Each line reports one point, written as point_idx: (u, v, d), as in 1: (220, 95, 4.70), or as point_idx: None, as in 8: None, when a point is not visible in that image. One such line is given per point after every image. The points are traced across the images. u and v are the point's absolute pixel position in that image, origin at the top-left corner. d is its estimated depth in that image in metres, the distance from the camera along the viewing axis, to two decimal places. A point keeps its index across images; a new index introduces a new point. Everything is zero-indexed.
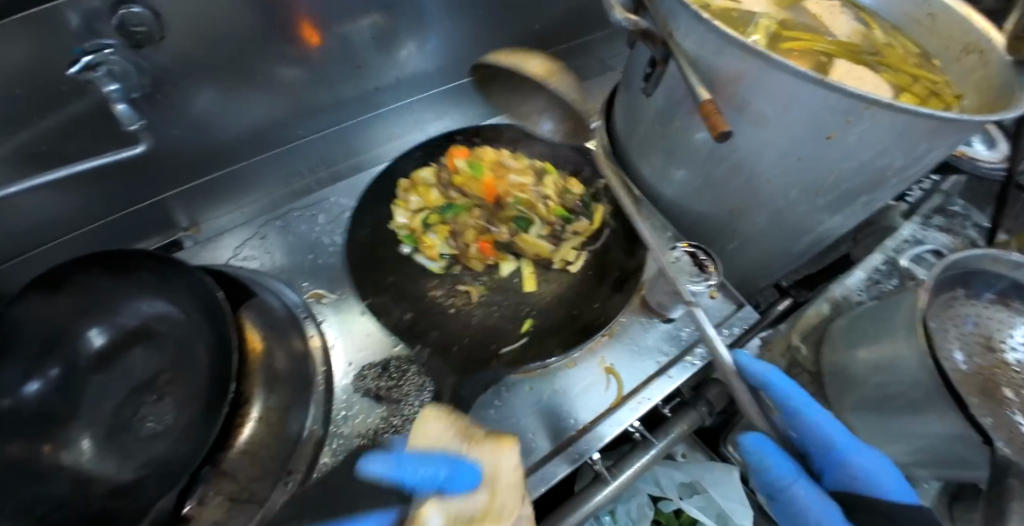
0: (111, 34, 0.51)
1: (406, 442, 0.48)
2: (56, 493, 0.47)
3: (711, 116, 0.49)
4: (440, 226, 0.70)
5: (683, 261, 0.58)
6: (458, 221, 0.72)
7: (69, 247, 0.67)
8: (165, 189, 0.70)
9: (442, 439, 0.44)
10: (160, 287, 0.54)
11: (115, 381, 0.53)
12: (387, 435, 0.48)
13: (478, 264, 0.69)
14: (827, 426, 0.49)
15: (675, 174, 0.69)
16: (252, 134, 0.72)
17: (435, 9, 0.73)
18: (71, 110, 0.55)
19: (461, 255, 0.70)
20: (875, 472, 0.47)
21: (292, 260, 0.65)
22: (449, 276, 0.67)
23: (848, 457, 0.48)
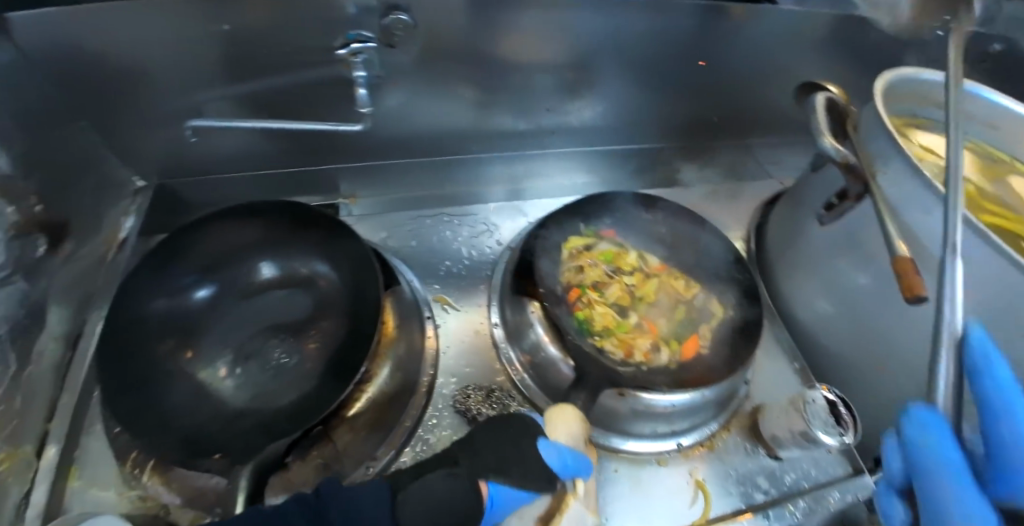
0: (372, 28, 0.59)
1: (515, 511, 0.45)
2: (172, 393, 0.49)
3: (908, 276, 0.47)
4: (587, 297, 0.60)
5: (821, 405, 0.53)
6: (607, 297, 0.61)
7: (249, 182, 0.75)
8: (344, 161, 0.78)
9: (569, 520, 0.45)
10: (324, 247, 0.59)
11: (251, 312, 0.57)
12: (504, 496, 0.43)
13: (617, 350, 0.56)
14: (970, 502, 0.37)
15: (821, 307, 0.66)
16: (430, 137, 0.78)
17: (626, 77, 0.78)
18: (313, 74, 0.64)
19: (600, 330, 0.57)
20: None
21: (429, 258, 0.70)
22: (580, 325, 0.57)
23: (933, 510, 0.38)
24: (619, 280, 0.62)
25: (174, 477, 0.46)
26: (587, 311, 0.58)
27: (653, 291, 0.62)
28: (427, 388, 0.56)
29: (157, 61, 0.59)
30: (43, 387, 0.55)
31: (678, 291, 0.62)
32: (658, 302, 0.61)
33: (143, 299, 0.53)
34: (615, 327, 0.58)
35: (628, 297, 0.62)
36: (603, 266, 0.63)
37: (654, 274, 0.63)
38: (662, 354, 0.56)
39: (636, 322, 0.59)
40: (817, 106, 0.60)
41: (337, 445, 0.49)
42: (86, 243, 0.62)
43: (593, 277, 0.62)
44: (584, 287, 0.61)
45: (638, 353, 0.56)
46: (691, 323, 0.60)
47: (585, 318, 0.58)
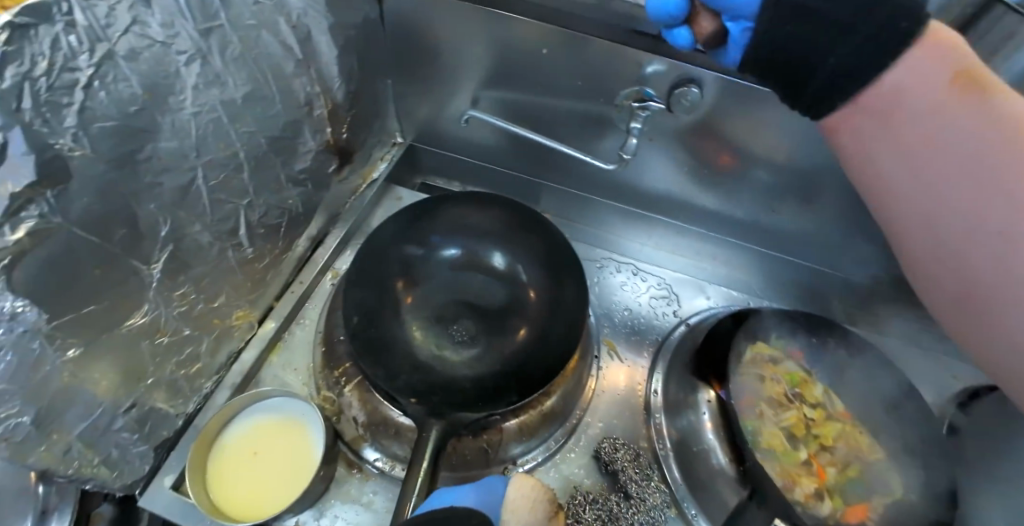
0: (660, 90, 0.64)
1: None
2: (385, 326, 0.57)
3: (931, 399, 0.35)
4: (761, 408, 0.58)
5: None
6: (781, 418, 0.58)
7: (475, 169, 0.86)
8: (558, 183, 0.85)
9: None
10: (540, 256, 0.63)
11: (461, 286, 0.63)
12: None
13: (777, 475, 0.53)
14: None
15: None
16: (648, 194, 0.81)
17: None
18: (585, 107, 0.70)
19: (765, 449, 0.55)
20: None
21: (604, 300, 0.73)
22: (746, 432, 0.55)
23: None
24: (798, 407, 0.60)
25: (370, 399, 0.53)
26: (757, 424, 0.56)
27: (830, 435, 0.58)
28: (576, 421, 0.58)
29: (473, 55, 0.69)
30: (285, 272, 0.65)
31: (856, 447, 0.58)
32: (832, 449, 0.57)
33: (392, 240, 0.62)
34: (782, 452, 0.55)
35: (802, 428, 0.58)
36: (786, 386, 0.61)
37: (835, 418, 0.60)
38: (825, 506, 0.52)
39: (804, 458, 0.56)
40: None
41: (502, 435, 0.52)
42: (354, 173, 0.73)
43: (772, 391, 0.60)
44: (760, 397, 0.59)
45: (799, 491, 0.52)
46: (863, 487, 0.55)
47: (753, 428, 0.56)
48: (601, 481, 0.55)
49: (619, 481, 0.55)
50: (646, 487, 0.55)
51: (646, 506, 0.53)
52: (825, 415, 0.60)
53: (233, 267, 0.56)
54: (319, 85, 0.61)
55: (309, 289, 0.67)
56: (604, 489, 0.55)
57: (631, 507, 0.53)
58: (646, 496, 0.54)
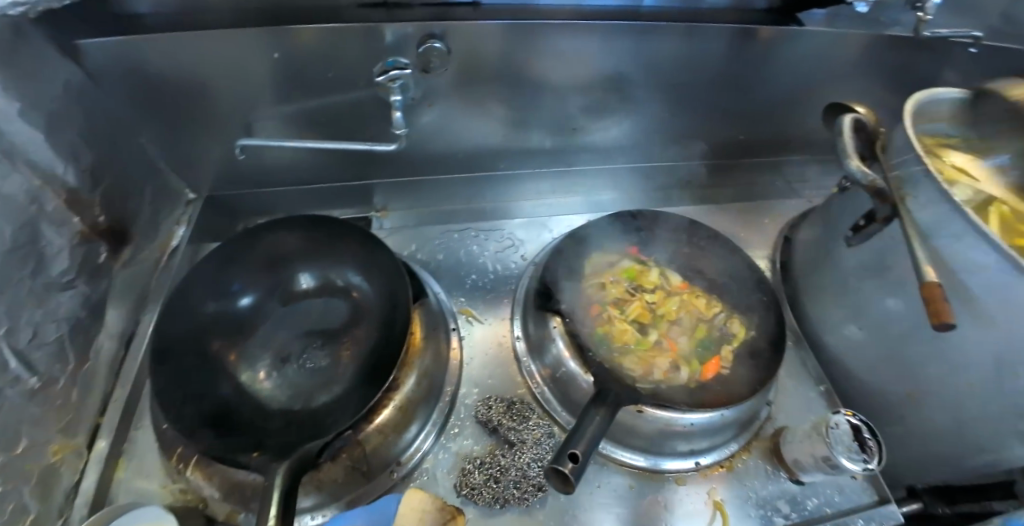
0: (412, 56, 0.63)
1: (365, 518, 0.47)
2: (218, 391, 0.53)
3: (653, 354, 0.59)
4: (611, 314, 0.61)
5: (844, 432, 0.52)
6: (629, 314, 0.62)
7: (289, 195, 0.81)
8: (377, 176, 0.82)
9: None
10: (360, 258, 0.62)
11: (295, 317, 0.61)
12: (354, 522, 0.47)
13: (637, 367, 0.57)
14: None
15: (848, 331, 0.66)
16: (463, 155, 0.82)
17: (653, 97, 0.79)
18: (355, 97, 0.68)
19: (620, 347, 0.59)
20: None
21: (454, 271, 0.73)
22: (600, 341, 0.58)
23: None
24: (643, 298, 0.64)
25: (215, 472, 0.49)
26: (607, 327, 0.60)
27: (674, 309, 0.63)
28: (449, 398, 0.59)
29: (216, 84, 0.65)
30: (101, 379, 0.61)
31: (699, 313, 0.63)
32: (676, 319, 0.63)
33: (197, 301, 0.57)
34: (638, 345, 0.59)
35: (648, 314, 0.63)
36: (627, 283, 0.65)
37: (675, 293, 0.65)
38: (682, 373, 0.57)
39: (656, 340, 0.60)
40: (845, 127, 0.60)
41: (366, 445, 0.51)
42: (144, 250, 0.68)
43: (615, 293, 0.63)
44: (606, 303, 0.62)
45: (658, 372, 0.56)
46: (715, 344, 0.60)
47: (605, 333, 0.59)
48: (487, 441, 0.57)
49: (502, 435, 0.56)
50: (526, 428, 0.57)
51: (531, 445, 0.55)
52: (668, 295, 0.64)
53: (19, 403, 0.50)
54: (39, 177, 0.54)
55: (136, 387, 0.63)
56: (490, 447, 0.56)
57: (518, 453, 0.55)
58: (528, 436, 0.56)
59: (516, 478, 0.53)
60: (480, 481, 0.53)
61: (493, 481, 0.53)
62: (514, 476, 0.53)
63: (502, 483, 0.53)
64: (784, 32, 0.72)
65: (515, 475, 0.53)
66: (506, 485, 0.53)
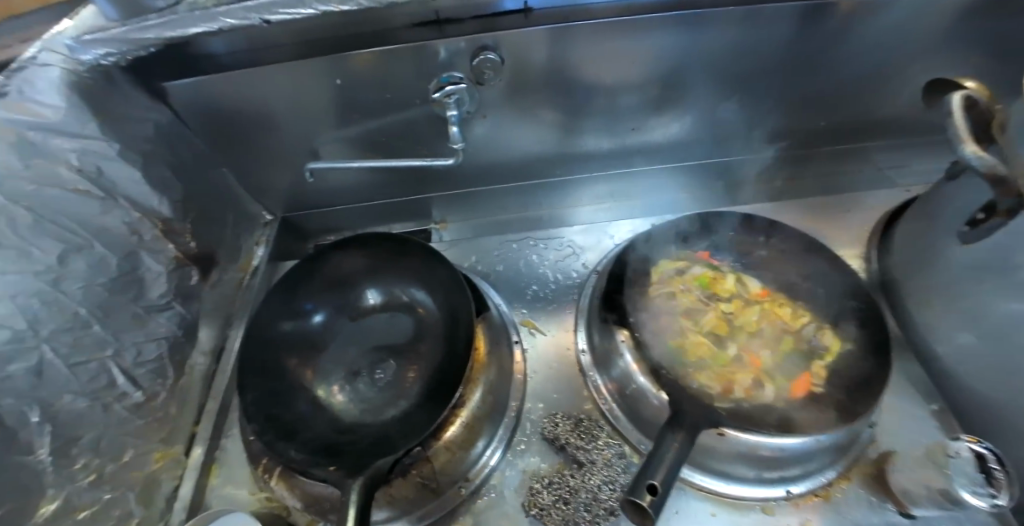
0: (465, 69, 0.63)
1: None
2: (296, 408, 0.56)
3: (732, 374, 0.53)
4: (684, 326, 0.57)
5: (964, 460, 0.46)
6: (704, 325, 0.58)
7: (353, 213, 0.84)
8: (436, 190, 0.82)
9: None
10: (422, 275, 0.63)
11: (364, 334, 0.63)
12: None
13: (715, 383, 0.52)
14: None
15: (965, 341, 0.57)
16: (519, 164, 0.81)
17: (720, 90, 0.74)
18: (412, 114, 0.69)
19: (695, 360, 0.54)
20: None
21: (515, 282, 0.72)
22: (673, 355, 0.54)
23: None
24: (720, 308, 0.59)
25: (296, 484, 0.52)
26: (680, 341, 0.56)
27: (753, 319, 0.58)
28: (515, 413, 0.57)
29: (284, 113, 0.68)
30: (195, 394, 0.66)
31: (785, 325, 0.57)
32: (757, 330, 0.57)
33: (275, 320, 0.61)
34: (716, 359, 0.55)
35: (725, 325, 0.58)
36: (701, 293, 0.60)
37: (755, 302, 0.60)
38: (767, 392, 0.51)
39: (736, 354, 0.55)
40: (953, 107, 0.52)
41: (434, 462, 0.51)
42: (228, 272, 0.73)
43: (688, 302, 0.59)
44: (678, 313, 0.58)
45: (740, 389, 0.52)
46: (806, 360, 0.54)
47: (678, 346, 0.55)
48: (554, 459, 0.55)
49: (570, 453, 0.54)
50: (594, 446, 0.54)
51: (601, 465, 0.53)
52: (747, 306, 0.59)
53: (127, 419, 0.56)
54: (137, 210, 0.59)
55: (225, 401, 0.67)
56: (558, 466, 0.54)
57: (587, 474, 0.52)
58: (597, 456, 0.53)
59: (587, 500, 0.51)
60: (550, 502, 0.51)
61: (563, 502, 0.51)
62: (585, 498, 0.51)
63: (571, 505, 0.51)
64: (870, 6, 0.65)
65: (586, 497, 0.51)
66: (576, 507, 0.50)
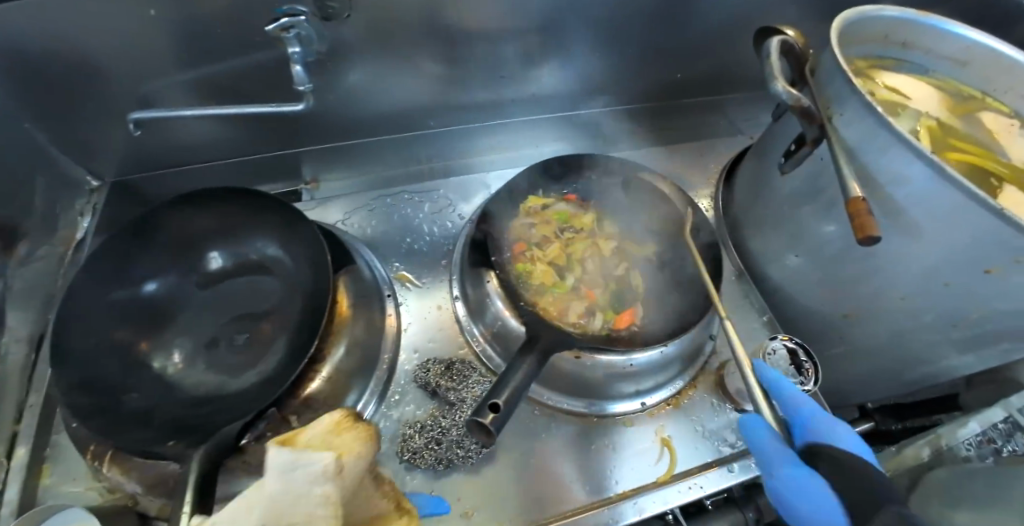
0: (308, 3, 0.57)
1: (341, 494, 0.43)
2: (135, 385, 0.50)
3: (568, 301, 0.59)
4: (533, 255, 0.61)
5: (779, 355, 0.54)
6: (551, 256, 0.62)
7: (205, 173, 0.74)
8: (302, 144, 0.76)
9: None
10: (278, 231, 0.58)
11: (217, 301, 0.57)
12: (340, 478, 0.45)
13: (548, 305, 0.57)
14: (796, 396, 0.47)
15: (789, 261, 0.65)
16: (389, 116, 0.77)
17: (585, 38, 0.76)
18: (255, 57, 0.62)
19: (537, 287, 0.59)
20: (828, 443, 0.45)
21: (390, 237, 0.70)
22: (517, 280, 0.58)
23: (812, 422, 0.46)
24: (572, 245, 0.64)
25: (133, 466, 0.47)
26: (527, 266, 0.60)
27: (593, 254, 0.63)
28: (388, 365, 0.57)
29: (96, 53, 0.58)
30: (9, 387, 0.56)
31: (638, 259, 0.62)
32: (594, 263, 0.63)
33: (101, 292, 0.53)
34: (553, 286, 0.60)
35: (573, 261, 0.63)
36: (557, 229, 0.64)
37: (597, 239, 0.65)
38: (594, 320, 0.57)
39: (575, 285, 0.61)
40: (771, 51, 0.57)
41: (294, 422, 0.48)
42: (43, 245, 0.62)
43: (543, 236, 0.63)
44: (531, 245, 0.62)
45: (570, 314, 0.57)
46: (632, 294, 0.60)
47: (525, 272, 0.59)
48: (429, 405, 0.55)
49: (444, 397, 0.55)
50: (465, 387, 0.55)
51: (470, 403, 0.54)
52: (596, 245, 0.64)
53: None
54: None
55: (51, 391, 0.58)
56: (433, 411, 0.55)
57: (457, 413, 0.54)
58: (467, 396, 0.54)
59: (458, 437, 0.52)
60: (422, 445, 0.52)
61: (435, 444, 0.52)
62: (455, 436, 0.52)
63: (443, 446, 0.52)
64: None
65: (456, 435, 0.53)
66: (448, 446, 0.52)
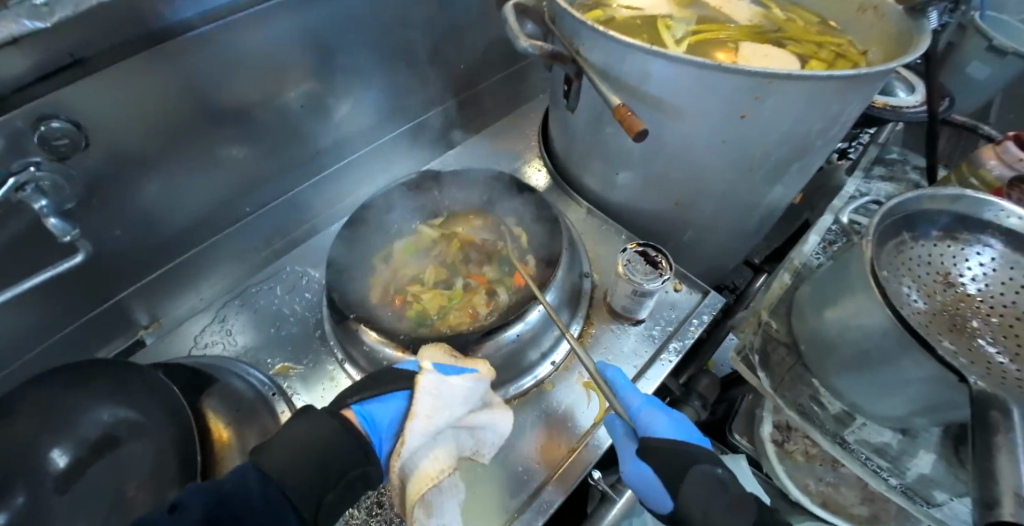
0: (35, 150, 0.50)
1: (391, 422, 0.49)
2: None
3: (469, 305, 0.60)
4: (416, 293, 0.61)
5: (636, 261, 0.57)
6: (428, 279, 0.63)
7: (20, 372, 0.65)
8: (119, 290, 0.69)
9: (426, 429, 0.47)
10: (119, 394, 0.53)
11: (82, 497, 0.50)
12: (372, 411, 0.48)
13: (463, 318, 0.59)
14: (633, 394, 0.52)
15: (617, 179, 0.71)
16: (199, 221, 0.72)
17: (359, 68, 0.76)
18: (9, 231, 0.54)
19: (438, 310, 0.60)
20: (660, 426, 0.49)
21: (255, 335, 0.66)
22: (418, 321, 0.58)
23: (641, 413, 0.50)
24: (435, 257, 0.65)
25: None
26: (415, 306, 0.60)
27: (458, 248, 0.66)
28: None
29: None
30: None
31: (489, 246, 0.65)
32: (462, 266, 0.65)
33: None
34: (456, 297, 0.61)
35: (442, 270, 0.64)
36: (412, 255, 0.65)
37: (451, 236, 0.67)
38: (502, 295, 0.60)
39: (464, 284, 0.63)
40: (507, 16, 0.61)
41: None
42: None
43: (409, 271, 0.63)
44: (404, 288, 0.61)
45: (482, 308, 0.60)
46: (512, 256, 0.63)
47: (418, 311, 0.59)
48: None
49: None
50: None
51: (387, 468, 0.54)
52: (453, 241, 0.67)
53: None
54: None
55: None
56: None
57: None
58: None
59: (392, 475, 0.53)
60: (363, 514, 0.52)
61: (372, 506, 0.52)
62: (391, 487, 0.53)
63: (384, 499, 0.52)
64: None
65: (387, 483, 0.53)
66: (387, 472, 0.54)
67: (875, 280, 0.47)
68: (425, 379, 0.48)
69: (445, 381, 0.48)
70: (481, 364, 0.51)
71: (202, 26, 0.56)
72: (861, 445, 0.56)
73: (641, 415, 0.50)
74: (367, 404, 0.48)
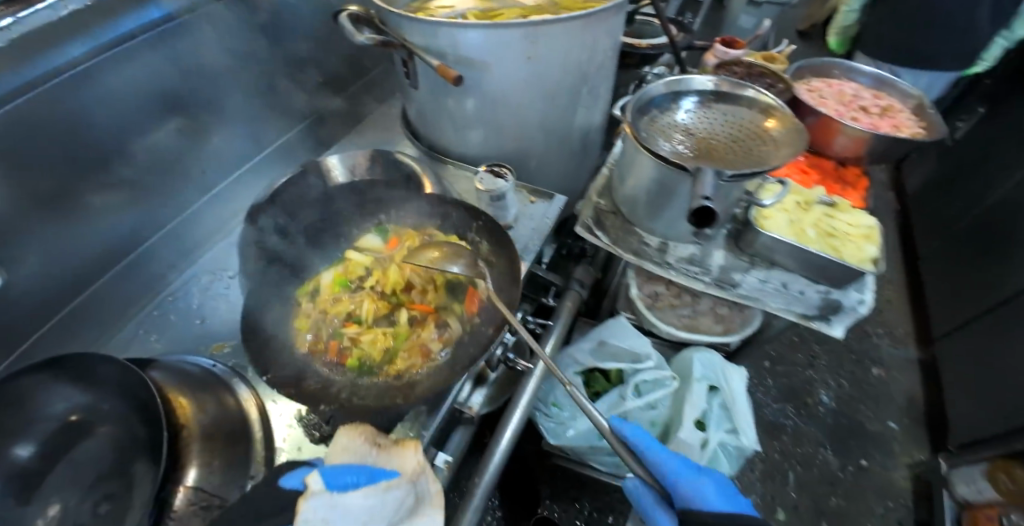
0: None
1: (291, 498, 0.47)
2: None
3: (410, 308, 0.69)
4: (356, 337, 0.66)
5: (486, 176, 0.76)
6: (367, 317, 0.69)
7: None
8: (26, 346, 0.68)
9: None
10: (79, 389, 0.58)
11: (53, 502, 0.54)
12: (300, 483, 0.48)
13: (406, 357, 0.63)
14: (664, 460, 0.63)
15: (464, 134, 0.89)
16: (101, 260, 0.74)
17: (225, 95, 0.86)
18: None
19: (384, 350, 0.65)
20: (698, 493, 0.59)
21: (182, 333, 0.74)
22: (361, 368, 0.61)
23: (677, 482, 0.61)
24: (365, 292, 0.71)
25: None
26: (358, 351, 0.64)
27: (392, 277, 0.71)
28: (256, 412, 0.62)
29: None
30: None
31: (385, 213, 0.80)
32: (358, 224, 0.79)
33: None
34: (405, 344, 0.66)
35: (382, 304, 0.70)
36: (343, 304, 0.69)
37: (383, 266, 0.73)
38: (456, 323, 0.67)
39: (410, 318, 0.69)
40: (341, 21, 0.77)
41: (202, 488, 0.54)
42: None
43: (342, 312, 0.68)
44: (331, 297, 0.69)
45: (433, 344, 0.65)
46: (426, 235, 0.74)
47: (359, 359, 0.63)
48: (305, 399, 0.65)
49: None
50: None
51: None
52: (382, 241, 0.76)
53: None
54: None
55: None
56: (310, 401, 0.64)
57: None
58: None
59: None
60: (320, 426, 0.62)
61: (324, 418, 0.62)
62: None
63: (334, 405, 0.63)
64: None
65: None
66: None
67: (639, 142, 0.67)
68: (308, 504, 0.45)
69: (338, 507, 0.46)
70: (408, 455, 0.53)
71: (64, 72, 0.61)
72: (680, 262, 0.77)
73: (680, 486, 0.60)
74: (293, 477, 0.50)
